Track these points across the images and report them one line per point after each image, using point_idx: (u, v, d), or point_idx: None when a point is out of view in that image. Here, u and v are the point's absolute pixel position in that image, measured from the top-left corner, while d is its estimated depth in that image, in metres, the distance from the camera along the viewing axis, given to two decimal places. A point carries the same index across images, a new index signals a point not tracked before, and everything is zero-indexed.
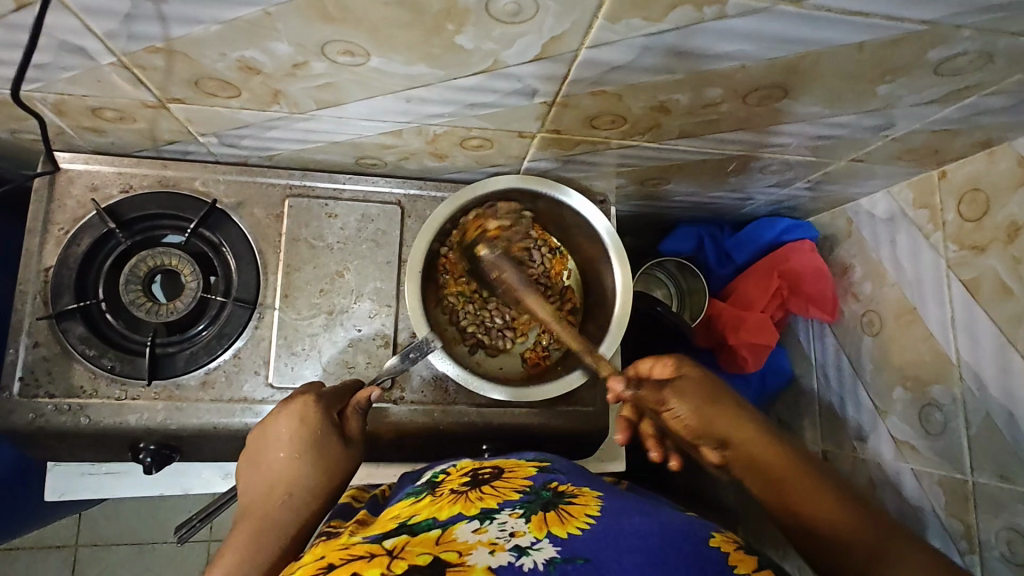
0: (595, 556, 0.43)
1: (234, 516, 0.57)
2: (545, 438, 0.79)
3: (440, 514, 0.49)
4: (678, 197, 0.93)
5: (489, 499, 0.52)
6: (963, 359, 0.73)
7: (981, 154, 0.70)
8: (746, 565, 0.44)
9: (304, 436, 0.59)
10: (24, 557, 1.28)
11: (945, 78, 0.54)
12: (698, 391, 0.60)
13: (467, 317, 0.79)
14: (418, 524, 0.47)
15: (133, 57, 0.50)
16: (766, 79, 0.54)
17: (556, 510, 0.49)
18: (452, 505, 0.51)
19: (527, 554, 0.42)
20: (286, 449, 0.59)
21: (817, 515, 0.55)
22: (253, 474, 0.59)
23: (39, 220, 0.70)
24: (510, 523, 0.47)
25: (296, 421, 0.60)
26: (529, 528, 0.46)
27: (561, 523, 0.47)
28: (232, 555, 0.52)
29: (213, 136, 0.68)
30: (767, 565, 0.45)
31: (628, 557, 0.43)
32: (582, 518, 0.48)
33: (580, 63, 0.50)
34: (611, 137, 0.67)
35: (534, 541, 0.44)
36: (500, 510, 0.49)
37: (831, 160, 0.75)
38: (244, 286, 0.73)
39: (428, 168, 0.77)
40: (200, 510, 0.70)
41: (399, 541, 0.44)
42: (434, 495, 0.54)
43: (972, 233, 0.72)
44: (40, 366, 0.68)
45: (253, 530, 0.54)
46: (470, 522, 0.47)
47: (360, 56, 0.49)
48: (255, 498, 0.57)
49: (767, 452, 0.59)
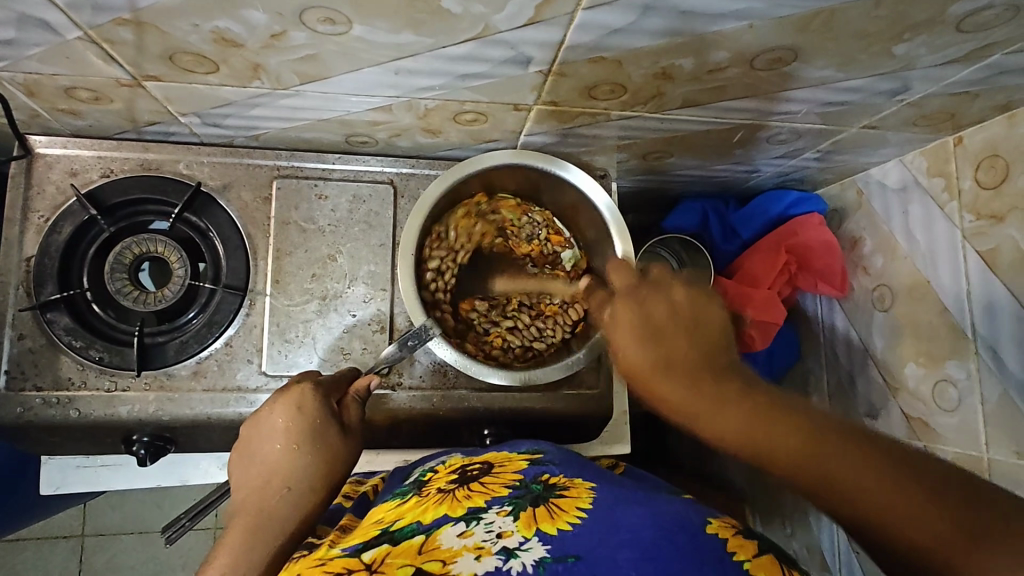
0: (587, 553, 0.41)
1: (228, 513, 0.55)
2: (549, 422, 0.77)
3: (425, 517, 0.48)
4: (681, 171, 0.90)
5: (477, 498, 0.50)
6: (978, 332, 0.71)
7: (1001, 118, 0.67)
8: (745, 551, 0.42)
9: (300, 425, 0.57)
10: (32, 548, 1.28)
11: (968, 34, 0.50)
12: (635, 313, 0.48)
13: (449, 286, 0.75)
14: (401, 530, 0.46)
15: (102, 31, 0.47)
16: (775, 40, 0.50)
17: (546, 505, 0.47)
18: (438, 507, 0.49)
19: (514, 556, 0.41)
20: (283, 440, 0.57)
21: (773, 442, 0.41)
22: (248, 468, 0.57)
23: (18, 208, 0.68)
24: (498, 524, 0.45)
25: (292, 409, 0.58)
26: (517, 527, 0.44)
27: (551, 519, 0.45)
28: (225, 555, 0.49)
29: (195, 116, 0.65)
30: (766, 549, 0.43)
31: (622, 553, 0.41)
32: (572, 513, 0.46)
33: (576, 27, 0.47)
34: (611, 108, 0.64)
35: (523, 541, 0.42)
36: (488, 509, 0.48)
37: (842, 127, 0.71)
38: (233, 273, 0.71)
39: (420, 145, 0.74)
40: (190, 509, 0.69)
41: (379, 553, 0.42)
42: (420, 496, 0.52)
43: (990, 202, 0.69)
44: (25, 359, 0.66)
45: (246, 528, 0.52)
46: (456, 525, 0.46)
47: (341, 24, 0.46)
48: (250, 494, 0.55)
49: (661, 384, 0.45)
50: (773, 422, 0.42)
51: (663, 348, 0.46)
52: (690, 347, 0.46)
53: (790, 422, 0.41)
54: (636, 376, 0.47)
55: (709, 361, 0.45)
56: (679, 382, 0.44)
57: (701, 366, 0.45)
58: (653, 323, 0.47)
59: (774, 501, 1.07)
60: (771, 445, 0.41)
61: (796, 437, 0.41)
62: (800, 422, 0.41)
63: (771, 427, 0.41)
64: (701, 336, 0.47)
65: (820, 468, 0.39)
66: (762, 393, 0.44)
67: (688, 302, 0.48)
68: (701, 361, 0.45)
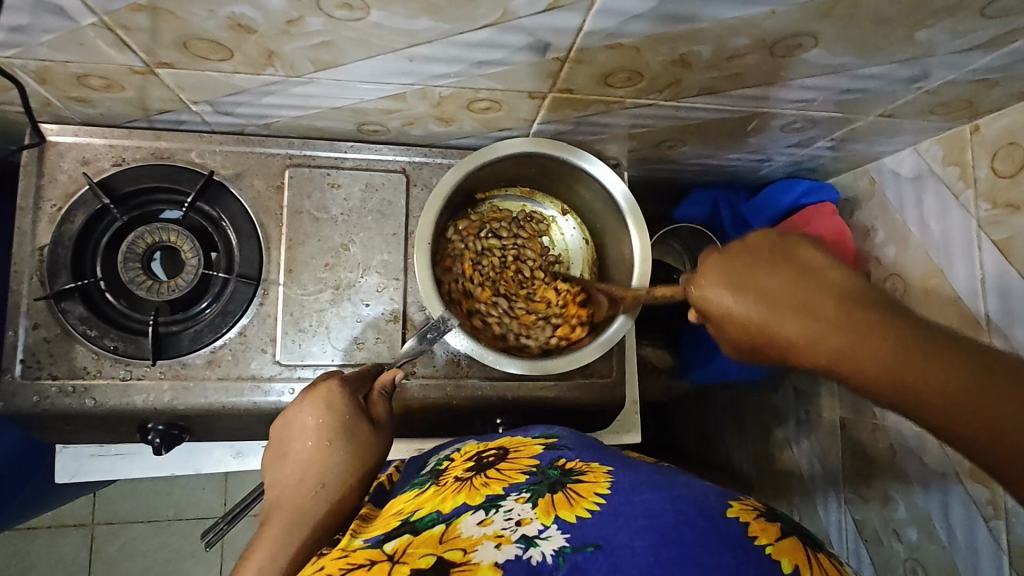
0: (605, 541, 0.42)
1: (263, 511, 0.55)
2: (563, 410, 0.77)
3: (444, 506, 0.48)
4: (693, 160, 0.89)
5: (495, 485, 0.50)
6: (993, 322, 0.71)
7: (1019, 106, 0.66)
8: (767, 535, 0.42)
9: (331, 422, 0.58)
10: (43, 536, 1.29)
11: (992, 19, 0.50)
12: (734, 271, 0.47)
13: (452, 250, 0.74)
14: (421, 520, 0.46)
15: (116, 17, 0.47)
16: (796, 26, 0.50)
17: (564, 491, 0.48)
18: (456, 496, 0.49)
19: (534, 545, 0.41)
20: (315, 438, 0.57)
21: (918, 381, 0.39)
22: (282, 466, 0.57)
23: (30, 196, 0.68)
24: (517, 511, 0.46)
25: (321, 407, 0.58)
26: (535, 514, 0.45)
27: (569, 505, 0.46)
28: (264, 546, 0.50)
29: (206, 104, 0.64)
30: (789, 532, 0.44)
31: (640, 539, 0.42)
32: (591, 499, 0.46)
33: (596, 12, 0.46)
34: (626, 96, 0.64)
35: (542, 529, 0.43)
36: (506, 497, 0.48)
37: (858, 115, 0.71)
38: (246, 263, 0.71)
39: (433, 134, 0.73)
40: (226, 511, 0.69)
41: (400, 544, 0.42)
42: (438, 485, 0.53)
43: (1007, 191, 0.69)
44: (41, 348, 0.66)
45: (284, 522, 0.52)
46: (475, 514, 0.46)
47: (358, 10, 0.46)
48: (286, 490, 0.55)
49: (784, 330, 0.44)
50: (921, 365, 0.39)
51: (772, 297, 0.45)
52: (809, 293, 0.44)
53: (938, 360, 0.39)
54: (752, 329, 0.46)
55: (838, 304, 0.43)
56: (802, 326, 0.43)
57: (832, 311, 0.43)
58: (759, 273, 0.46)
59: (782, 489, 1.07)
60: (920, 384, 0.39)
61: (942, 374, 0.38)
62: (950, 359, 0.39)
63: (916, 366, 0.39)
64: (823, 283, 0.44)
65: (959, 400, 0.38)
66: (905, 327, 0.41)
67: (794, 256, 0.46)
68: (830, 304, 0.43)
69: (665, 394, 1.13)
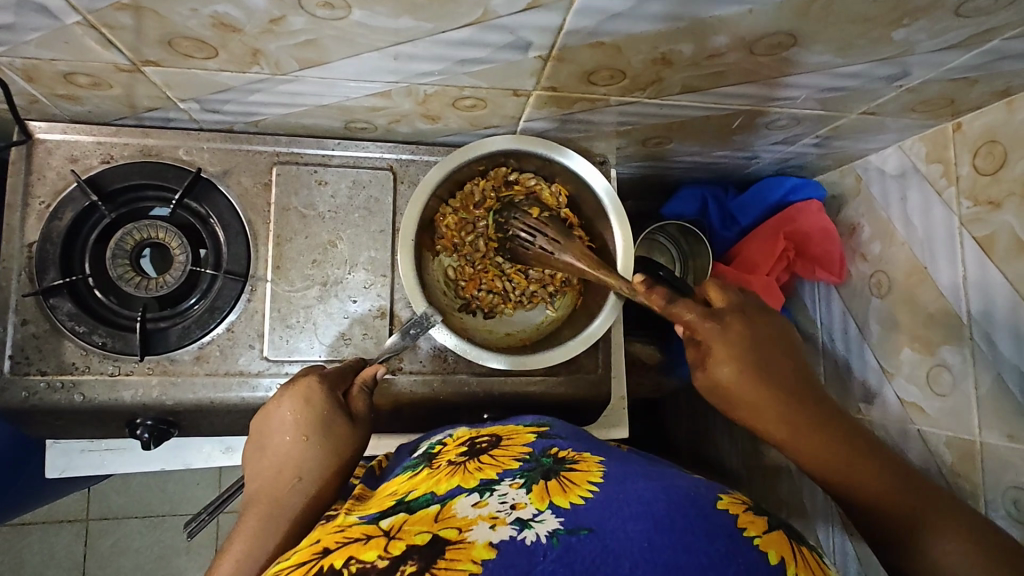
0: (599, 525, 0.42)
1: (242, 503, 0.56)
2: (549, 406, 0.78)
3: (439, 488, 0.49)
4: (681, 157, 0.89)
5: (488, 470, 0.51)
6: (973, 319, 0.72)
7: (1000, 104, 0.67)
8: (755, 527, 0.44)
9: (309, 417, 0.59)
10: (38, 531, 1.30)
11: (967, 19, 0.50)
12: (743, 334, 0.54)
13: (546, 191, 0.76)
14: (416, 500, 0.47)
15: (100, 15, 0.47)
16: (774, 25, 0.50)
17: (558, 478, 0.48)
18: (451, 479, 0.50)
19: (529, 527, 0.41)
20: (293, 432, 0.58)
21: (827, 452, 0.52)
22: (259, 460, 0.58)
23: (19, 193, 0.68)
24: (511, 495, 0.46)
25: (300, 402, 0.59)
26: (530, 499, 0.45)
27: (564, 493, 0.46)
28: (241, 541, 0.50)
29: (193, 102, 0.65)
30: (775, 525, 0.45)
31: (634, 524, 0.42)
32: (585, 486, 0.47)
33: (575, 11, 0.47)
34: (610, 94, 0.64)
35: (536, 513, 0.43)
36: (500, 481, 0.48)
37: (842, 113, 0.71)
38: (234, 259, 0.71)
39: (420, 131, 0.74)
40: (209, 502, 0.70)
41: (396, 521, 0.43)
42: (431, 468, 0.53)
43: (987, 188, 0.69)
44: (29, 344, 0.67)
45: (262, 516, 0.53)
46: (470, 496, 0.46)
47: (340, 9, 0.46)
48: (264, 485, 0.56)
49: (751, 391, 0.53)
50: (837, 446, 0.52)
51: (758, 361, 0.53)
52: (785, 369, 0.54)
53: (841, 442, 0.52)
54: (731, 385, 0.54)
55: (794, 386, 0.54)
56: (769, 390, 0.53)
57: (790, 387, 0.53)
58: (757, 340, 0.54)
59: (770, 485, 1.09)
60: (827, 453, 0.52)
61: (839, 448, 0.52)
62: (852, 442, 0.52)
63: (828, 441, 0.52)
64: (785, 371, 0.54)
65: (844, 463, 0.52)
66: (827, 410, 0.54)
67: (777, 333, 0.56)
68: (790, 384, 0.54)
69: (655, 390, 1.14)
